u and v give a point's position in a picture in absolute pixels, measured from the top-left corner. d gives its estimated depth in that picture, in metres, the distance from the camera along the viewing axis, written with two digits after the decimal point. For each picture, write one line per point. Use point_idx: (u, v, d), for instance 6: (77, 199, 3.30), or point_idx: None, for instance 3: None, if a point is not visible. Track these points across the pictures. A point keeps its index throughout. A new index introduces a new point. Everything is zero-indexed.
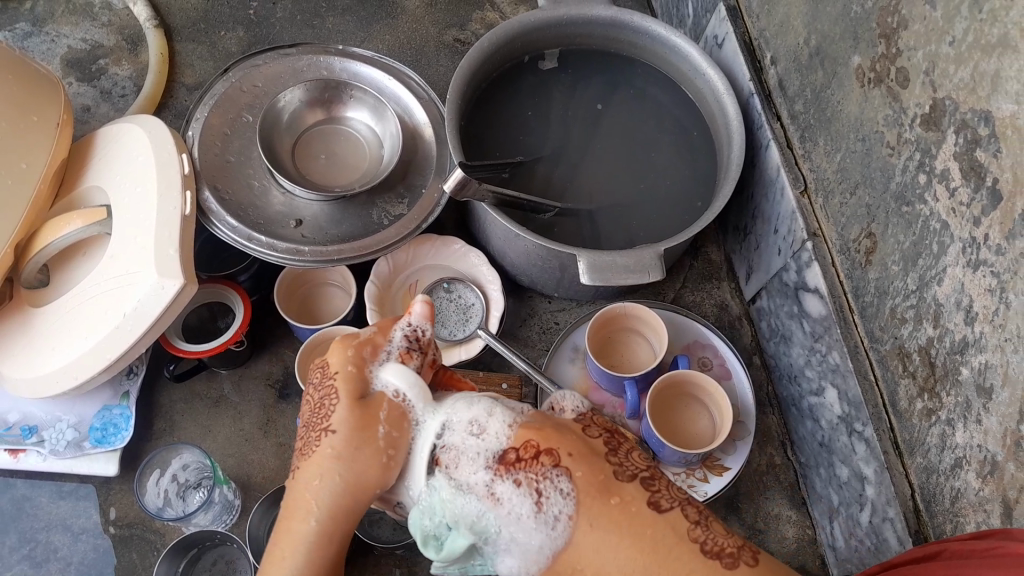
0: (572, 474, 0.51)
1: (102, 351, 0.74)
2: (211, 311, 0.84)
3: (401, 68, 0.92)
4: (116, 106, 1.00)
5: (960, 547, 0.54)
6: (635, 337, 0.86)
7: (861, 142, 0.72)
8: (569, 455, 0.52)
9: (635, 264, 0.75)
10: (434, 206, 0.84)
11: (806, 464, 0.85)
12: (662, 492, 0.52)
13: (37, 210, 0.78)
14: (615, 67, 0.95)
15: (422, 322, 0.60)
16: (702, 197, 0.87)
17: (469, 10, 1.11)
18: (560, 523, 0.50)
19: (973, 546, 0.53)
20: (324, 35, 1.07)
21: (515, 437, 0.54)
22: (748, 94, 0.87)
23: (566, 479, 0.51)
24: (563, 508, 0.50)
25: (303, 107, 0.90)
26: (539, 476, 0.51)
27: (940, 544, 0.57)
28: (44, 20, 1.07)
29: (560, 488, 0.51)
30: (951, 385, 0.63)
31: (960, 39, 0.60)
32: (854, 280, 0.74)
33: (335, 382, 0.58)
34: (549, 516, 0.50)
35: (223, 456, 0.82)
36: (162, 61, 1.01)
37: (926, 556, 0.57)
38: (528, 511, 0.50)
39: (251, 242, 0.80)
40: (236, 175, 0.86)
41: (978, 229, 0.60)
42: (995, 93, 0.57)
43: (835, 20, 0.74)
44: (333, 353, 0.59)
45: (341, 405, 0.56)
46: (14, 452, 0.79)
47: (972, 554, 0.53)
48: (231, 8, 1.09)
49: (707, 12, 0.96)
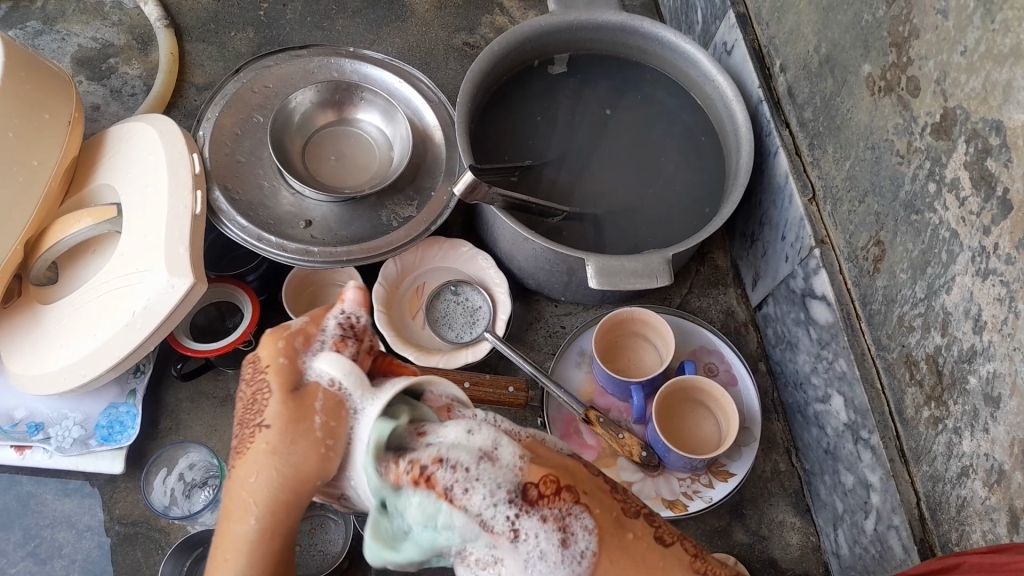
0: (591, 510, 0.49)
1: (111, 349, 0.74)
2: (220, 311, 0.85)
3: (411, 71, 0.92)
4: (125, 105, 1.01)
5: (980, 560, 0.53)
6: (641, 340, 0.86)
7: (871, 150, 0.72)
8: (585, 492, 0.50)
9: (643, 269, 0.75)
10: (443, 209, 0.84)
11: (811, 471, 0.85)
12: (663, 528, 0.52)
13: (47, 207, 0.78)
14: (625, 73, 0.96)
15: (355, 309, 0.58)
16: (710, 203, 0.87)
17: (478, 14, 1.11)
18: (585, 560, 0.47)
19: (994, 560, 0.53)
20: (334, 37, 1.08)
21: (531, 470, 0.50)
22: (756, 101, 0.88)
23: (588, 515, 0.49)
24: (588, 544, 0.47)
25: (314, 108, 0.91)
26: (564, 511, 0.48)
27: (954, 556, 0.56)
28: (54, 19, 1.07)
29: (585, 524, 0.48)
30: (958, 394, 0.63)
31: (972, 49, 0.61)
32: (862, 288, 0.74)
33: (267, 375, 0.55)
34: (575, 552, 0.47)
35: (229, 455, 0.82)
36: (173, 61, 1.02)
37: (942, 569, 0.56)
38: (554, 546, 0.47)
39: (261, 242, 0.80)
40: (246, 176, 0.87)
41: (988, 238, 0.60)
42: (1007, 103, 0.57)
43: (845, 28, 0.75)
44: (262, 346, 0.57)
45: (274, 398, 0.53)
46: (20, 449, 0.80)
47: (992, 567, 0.52)
48: (241, 9, 1.09)
49: (717, 18, 0.97)
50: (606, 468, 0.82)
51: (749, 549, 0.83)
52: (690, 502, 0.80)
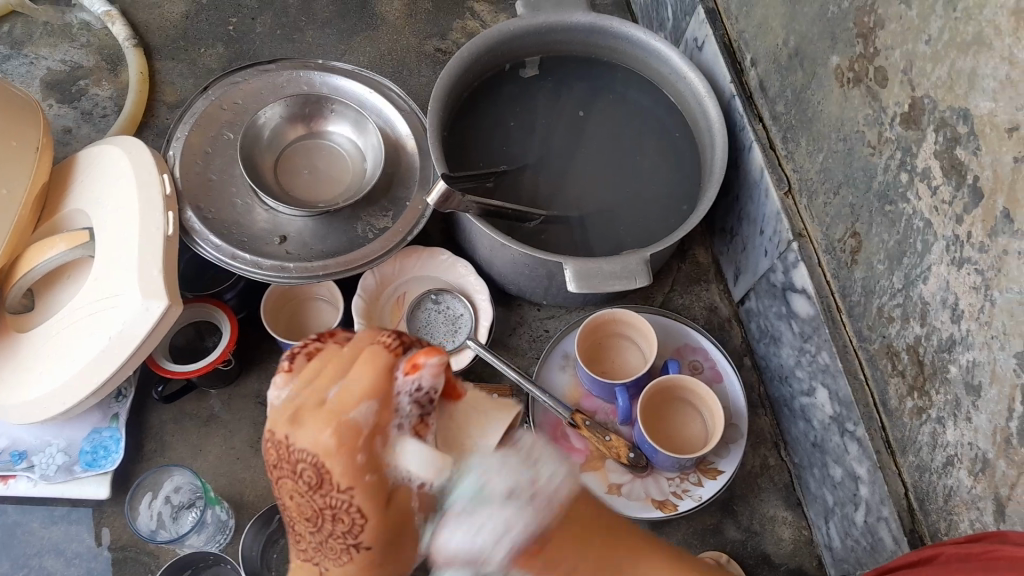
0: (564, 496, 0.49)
1: (89, 376, 0.73)
2: (199, 330, 0.84)
3: (382, 80, 0.92)
4: (97, 127, 1.00)
5: (955, 551, 0.53)
6: (625, 341, 0.86)
7: (843, 142, 0.72)
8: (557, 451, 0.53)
9: (622, 270, 0.75)
10: (419, 218, 0.84)
11: (800, 464, 0.85)
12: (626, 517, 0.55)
13: (19, 234, 0.78)
14: (596, 73, 0.95)
15: (431, 381, 0.47)
16: (688, 200, 0.87)
17: (449, 20, 1.10)
18: (553, 495, 0.49)
19: (969, 550, 0.53)
20: (304, 49, 1.07)
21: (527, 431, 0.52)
22: (729, 96, 0.88)
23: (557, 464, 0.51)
24: (556, 481, 0.49)
25: (285, 123, 0.90)
26: (535, 451, 0.50)
27: (932, 547, 0.56)
28: (22, 43, 1.06)
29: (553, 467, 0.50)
30: (940, 383, 0.63)
31: (936, 37, 0.60)
32: (840, 280, 0.74)
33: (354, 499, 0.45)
34: (544, 486, 0.49)
35: (215, 475, 0.82)
36: (142, 80, 1.01)
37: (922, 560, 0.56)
38: (526, 475, 0.48)
39: (236, 260, 0.79)
40: (219, 194, 0.86)
41: (961, 227, 0.60)
42: (972, 91, 0.57)
43: (813, 21, 0.75)
44: (332, 462, 0.45)
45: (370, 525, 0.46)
46: (3, 479, 0.79)
47: (968, 558, 0.52)
48: (210, 25, 1.08)
49: (686, 14, 0.96)
50: (594, 472, 0.81)
51: (742, 546, 0.83)
52: (680, 502, 0.80)
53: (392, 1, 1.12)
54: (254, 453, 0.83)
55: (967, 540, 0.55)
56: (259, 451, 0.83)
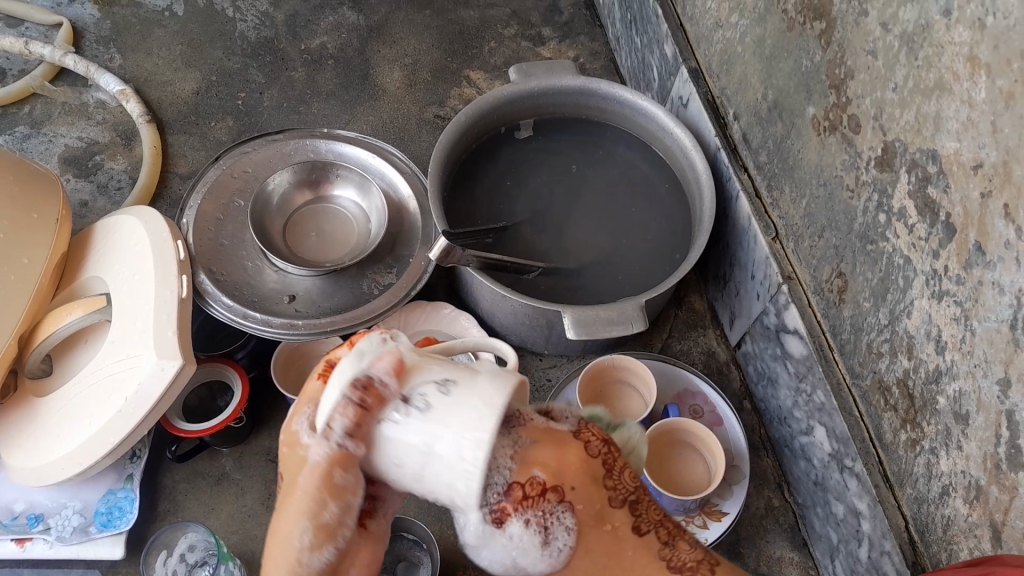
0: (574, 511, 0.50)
1: (105, 436, 0.76)
2: (211, 390, 0.86)
3: (384, 146, 0.97)
4: (112, 200, 1.04)
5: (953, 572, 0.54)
6: (626, 388, 0.88)
7: (823, 187, 0.76)
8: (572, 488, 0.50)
9: (618, 316, 0.78)
10: (422, 273, 0.87)
11: (804, 505, 0.86)
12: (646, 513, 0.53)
13: (38, 302, 0.81)
14: (587, 132, 1.00)
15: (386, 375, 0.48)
16: (680, 248, 0.90)
17: (447, 88, 1.16)
18: (563, 553, 0.49)
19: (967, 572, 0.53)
20: (309, 120, 1.12)
21: (518, 468, 0.48)
22: (715, 149, 0.92)
23: (569, 513, 0.49)
24: (565, 541, 0.49)
25: (292, 188, 0.94)
26: (546, 513, 0.49)
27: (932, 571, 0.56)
28: (41, 122, 1.11)
29: (564, 524, 0.49)
30: (930, 415, 0.65)
31: (902, 85, 0.64)
32: (830, 319, 0.76)
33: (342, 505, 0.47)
34: (554, 548, 0.49)
35: (228, 533, 0.83)
36: (155, 153, 1.06)
37: None
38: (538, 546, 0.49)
39: (247, 320, 0.82)
40: (230, 258, 0.90)
41: (937, 262, 0.63)
42: (938, 133, 0.61)
43: (789, 76, 0.79)
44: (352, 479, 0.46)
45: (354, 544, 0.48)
46: (20, 541, 0.80)
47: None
48: (220, 100, 1.14)
49: (671, 75, 1.01)
50: None
51: None
52: None
53: (392, 72, 1.18)
54: (265, 510, 0.84)
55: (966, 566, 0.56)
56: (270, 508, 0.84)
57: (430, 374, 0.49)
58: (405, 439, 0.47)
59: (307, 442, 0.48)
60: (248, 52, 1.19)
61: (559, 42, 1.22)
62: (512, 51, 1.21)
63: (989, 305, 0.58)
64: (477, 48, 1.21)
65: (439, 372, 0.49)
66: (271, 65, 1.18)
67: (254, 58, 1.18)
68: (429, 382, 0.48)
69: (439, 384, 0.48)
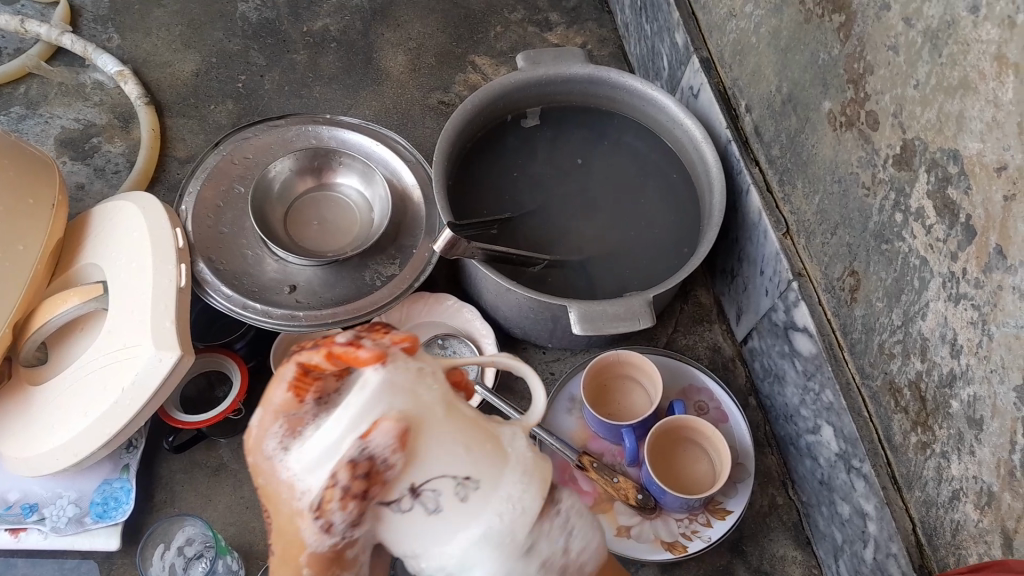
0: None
1: (102, 427, 0.74)
2: (209, 380, 0.85)
3: (388, 134, 0.95)
4: (109, 183, 1.02)
5: None
6: (631, 383, 0.87)
7: (837, 184, 0.74)
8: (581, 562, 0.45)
9: (625, 312, 0.76)
10: (425, 264, 0.86)
11: (809, 503, 0.85)
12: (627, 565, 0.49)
13: (34, 288, 0.79)
14: (595, 121, 0.98)
15: (383, 447, 0.43)
16: (688, 243, 0.89)
17: (452, 74, 1.14)
18: None
19: None
20: (312, 104, 1.10)
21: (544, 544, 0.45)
22: (725, 141, 0.90)
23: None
24: None
25: (294, 176, 0.93)
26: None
27: None
28: (37, 103, 1.09)
29: None
30: (943, 419, 0.64)
31: (924, 82, 0.63)
32: (841, 318, 0.75)
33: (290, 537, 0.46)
34: None
35: (224, 525, 0.82)
36: (154, 136, 1.04)
37: None
38: None
39: (247, 310, 0.81)
40: (230, 246, 0.88)
41: (955, 264, 0.61)
42: (961, 132, 0.59)
43: (805, 68, 0.77)
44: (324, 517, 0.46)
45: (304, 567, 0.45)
46: (14, 532, 0.79)
47: None
48: (220, 83, 1.12)
49: (681, 64, 0.99)
50: (603, 514, 0.82)
51: None
52: (689, 542, 0.80)
53: (396, 57, 1.16)
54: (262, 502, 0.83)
55: (968, 568, 0.56)
56: None
57: (445, 464, 0.46)
58: (415, 530, 0.46)
59: (301, 497, 0.45)
60: (250, 34, 1.17)
61: (566, 29, 1.20)
62: (518, 36, 1.18)
63: (1009, 310, 0.57)
64: (482, 33, 1.18)
65: (460, 468, 0.46)
66: (273, 47, 1.16)
67: (255, 40, 1.16)
68: (445, 478, 0.45)
69: (457, 484, 0.45)
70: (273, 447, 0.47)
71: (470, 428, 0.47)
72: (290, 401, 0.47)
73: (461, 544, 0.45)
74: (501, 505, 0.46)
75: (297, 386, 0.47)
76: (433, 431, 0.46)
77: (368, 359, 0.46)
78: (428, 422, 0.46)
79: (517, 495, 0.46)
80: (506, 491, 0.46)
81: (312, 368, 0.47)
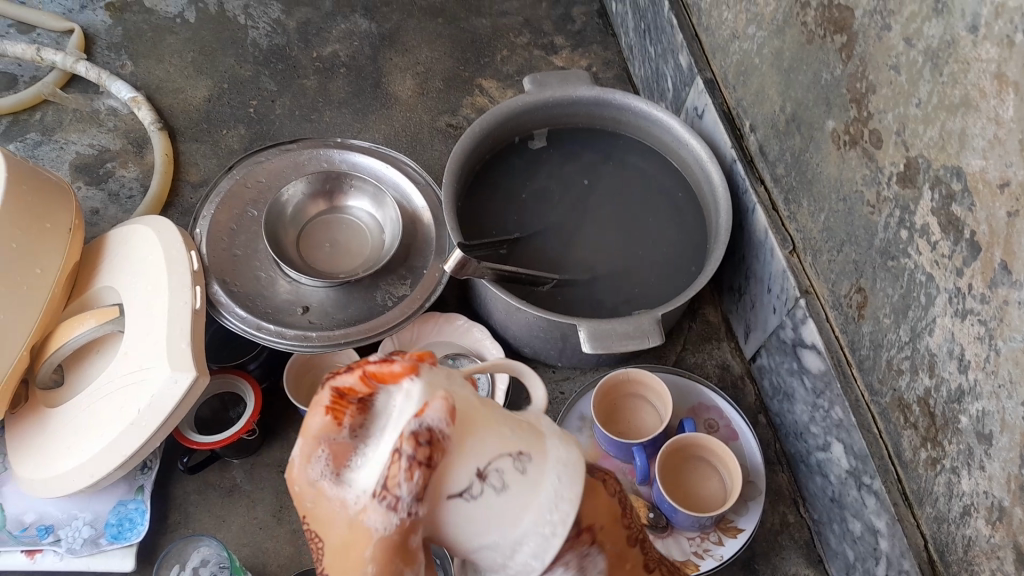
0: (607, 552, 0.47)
1: (119, 449, 0.75)
2: (223, 402, 0.86)
3: (398, 157, 0.97)
4: (123, 208, 1.04)
5: None
6: (640, 402, 0.87)
7: (843, 202, 0.75)
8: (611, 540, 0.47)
9: (634, 330, 0.77)
10: (436, 285, 0.87)
11: (820, 520, 0.85)
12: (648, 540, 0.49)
13: (51, 311, 0.81)
14: (601, 142, 0.99)
15: (439, 421, 0.42)
16: (696, 261, 0.89)
17: (460, 97, 1.16)
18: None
19: None
20: (322, 128, 1.12)
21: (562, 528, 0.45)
22: (731, 160, 0.91)
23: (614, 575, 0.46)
24: None
25: (306, 199, 0.94)
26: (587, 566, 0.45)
27: None
28: (53, 129, 1.11)
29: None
30: (952, 434, 0.64)
31: (926, 101, 0.64)
32: (849, 335, 0.76)
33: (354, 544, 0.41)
34: None
35: (238, 545, 0.82)
36: (167, 161, 1.06)
37: None
38: None
39: (261, 331, 0.82)
40: (243, 268, 0.89)
41: (961, 280, 0.62)
42: (964, 150, 0.60)
43: (808, 88, 0.79)
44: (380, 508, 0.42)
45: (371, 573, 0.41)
46: (31, 554, 0.80)
47: None
48: (232, 108, 1.14)
49: (686, 85, 1.01)
50: None
51: None
52: (701, 561, 0.80)
53: (405, 80, 1.17)
54: (276, 522, 0.84)
55: None
56: (281, 520, 0.84)
57: (497, 445, 0.44)
58: (478, 512, 0.43)
59: (353, 501, 0.42)
60: (260, 60, 1.19)
61: (571, 51, 1.21)
62: (524, 59, 1.20)
63: (1015, 325, 0.57)
64: (489, 56, 1.20)
65: (512, 444, 0.45)
66: (283, 72, 1.18)
67: (266, 66, 1.18)
68: (504, 455, 0.44)
69: (515, 459, 0.44)
70: (318, 472, 0.42)
71: (508, 416, 0.47)
72: (328, 423, 0.42)
73: (520, 526, 0.44)
74: (555, 486, 0.44)
75: (332, 408, 0.42)
76: (478, 423, 0.44)
77: (402, 370, 0.43)
78: (472, 411, 0.45)
79: (567, 466, 0.45)
80: (556, 460, 0.45)
81: (345, 392, 0.43)
